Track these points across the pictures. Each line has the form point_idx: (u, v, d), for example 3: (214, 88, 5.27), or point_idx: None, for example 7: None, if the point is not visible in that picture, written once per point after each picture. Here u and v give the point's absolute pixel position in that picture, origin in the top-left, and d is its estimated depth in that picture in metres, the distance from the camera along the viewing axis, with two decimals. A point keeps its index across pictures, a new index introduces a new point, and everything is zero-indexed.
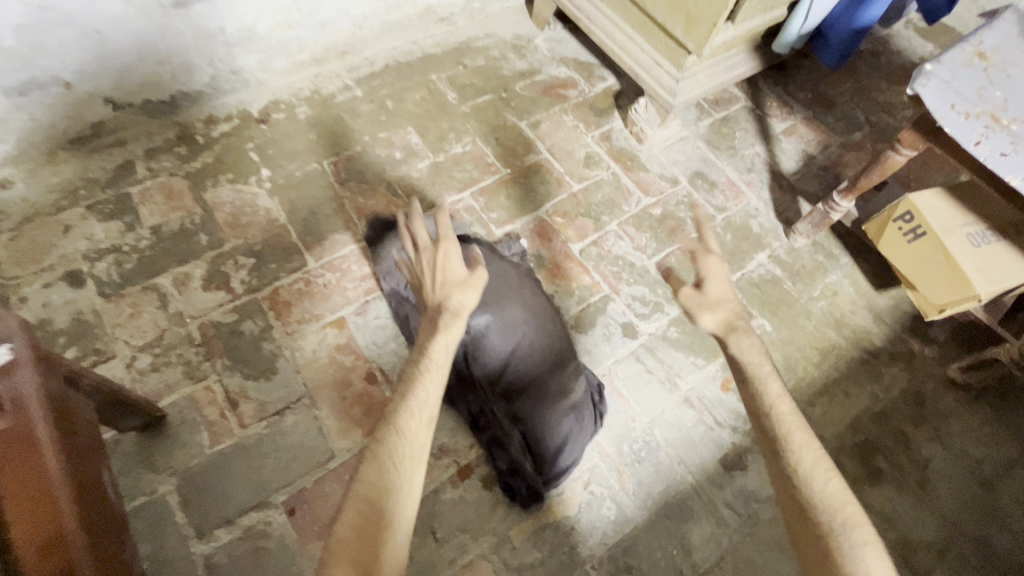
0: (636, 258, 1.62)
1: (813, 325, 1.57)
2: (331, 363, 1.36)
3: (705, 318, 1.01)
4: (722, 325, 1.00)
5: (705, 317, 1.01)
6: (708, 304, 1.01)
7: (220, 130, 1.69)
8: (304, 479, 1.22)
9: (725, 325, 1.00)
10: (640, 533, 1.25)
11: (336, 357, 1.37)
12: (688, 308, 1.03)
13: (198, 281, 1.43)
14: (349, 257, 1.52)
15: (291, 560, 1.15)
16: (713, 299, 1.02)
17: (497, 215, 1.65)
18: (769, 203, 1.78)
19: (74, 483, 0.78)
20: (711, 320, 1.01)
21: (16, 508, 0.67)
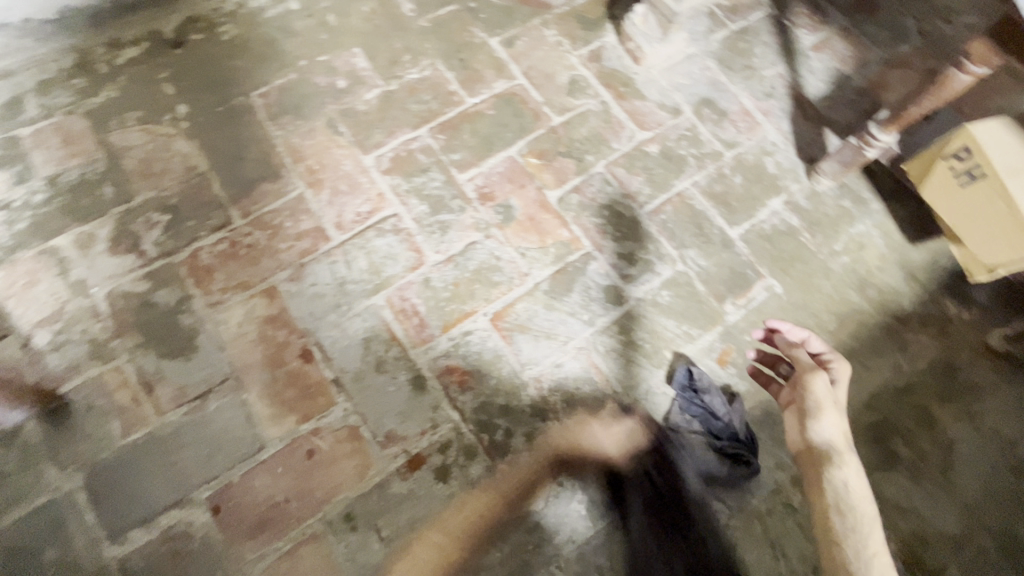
0: (626, 207, 1.37)
1: (832, 286, 1.34)
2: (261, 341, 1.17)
3: (827, 419, 0.93)
4: (841, 436, 0.92)
5: (827, 418, 0.93)
6: (837, 406, 0.95)
7: (125, 56, 1.41)
8: (229, 474, 1.08)
9: (843, 435, 0.92)
10: (613, 530, 1.10)
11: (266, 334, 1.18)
12: (816, 399, 0.96)
13: (104, 243, 1.22)
14: (282, 211, 1.28)
15: (215, 565, 1.02)
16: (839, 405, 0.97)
17: (460, 156, 1.38)
18: (789, 136, 1.48)
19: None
20: (834, 422, 0.93)
21: None
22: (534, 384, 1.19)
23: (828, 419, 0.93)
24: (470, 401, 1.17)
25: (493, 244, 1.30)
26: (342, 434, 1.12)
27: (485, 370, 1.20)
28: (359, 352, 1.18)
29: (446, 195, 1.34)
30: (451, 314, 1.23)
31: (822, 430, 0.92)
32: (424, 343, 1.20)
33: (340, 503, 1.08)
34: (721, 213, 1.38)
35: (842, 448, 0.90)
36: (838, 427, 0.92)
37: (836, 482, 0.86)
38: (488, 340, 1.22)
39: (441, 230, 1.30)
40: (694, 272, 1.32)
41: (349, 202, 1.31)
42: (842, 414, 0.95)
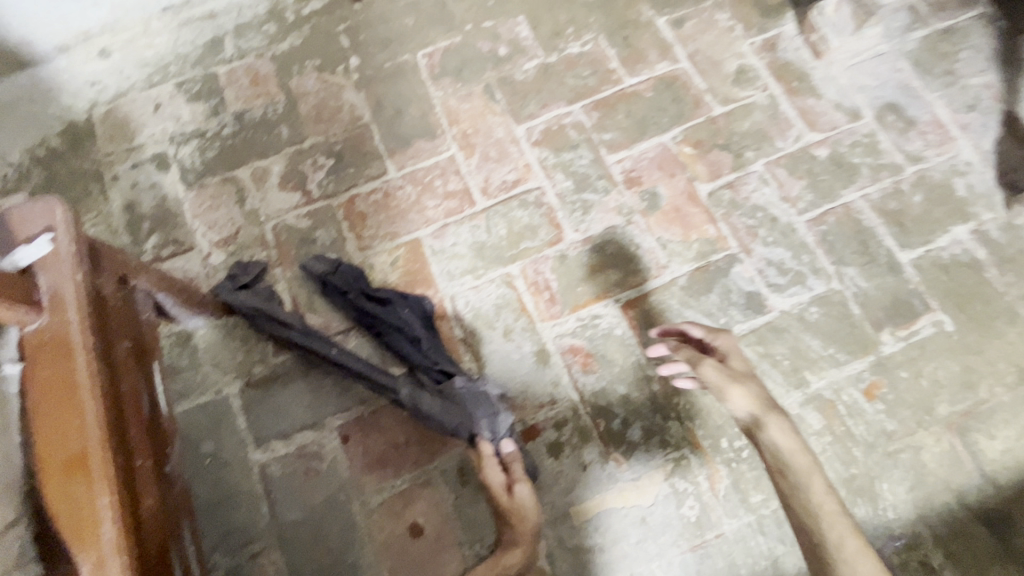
0: (782, 211, 1.27)
1: (1016, 333, 1.17)
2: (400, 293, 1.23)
3: (734, 395, 1.03)
4: (755, 404, 1.02)
5: (736, 397, 1.03)
6: (738, 380, 1.05)
7: (311, 7, 1.50)
8: (361, 407, 1.16)
9: (756, 402, 1.03)
10: (721, 542, 1.06)
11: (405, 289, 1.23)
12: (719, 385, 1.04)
13: (276, 179, 1.34)
14: (433, 169, 1.33)
15: (340, 488, 1.11)
16: (743, 376, 1.06)
17: (611, 137, 1.34)
18: (990, 157, 1.30)
19: (121, 424, 0.72)
20: (742, 397, 1.03)
21: (40, 420, 0.66)
22: (659, 379, 1.16)
23: (734, 396, 1.03)
24: (591, 383, 1.16)
25: (635, 231, 1.27)
26: None
27: (610, 356, 1.18)
28: (490, 317, 1.21)
29: (593, 173, 1.31)
30: (583, 294, 1.22)
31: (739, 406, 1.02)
32: (552, 319, 1.21)
33: (455, 456, 1.12)
34: (892, 232, 1.25)
35: (761, 413, 1.02)
36: (748, 397, 1.03)
37: (772, 447, 0.99)
38: (616, 327, 1.20)
39: (582, 209, 1.29)
40: (851, 292, 1.20)
41: (496, 169, 1.33)
42: (743, 380, 1.05)
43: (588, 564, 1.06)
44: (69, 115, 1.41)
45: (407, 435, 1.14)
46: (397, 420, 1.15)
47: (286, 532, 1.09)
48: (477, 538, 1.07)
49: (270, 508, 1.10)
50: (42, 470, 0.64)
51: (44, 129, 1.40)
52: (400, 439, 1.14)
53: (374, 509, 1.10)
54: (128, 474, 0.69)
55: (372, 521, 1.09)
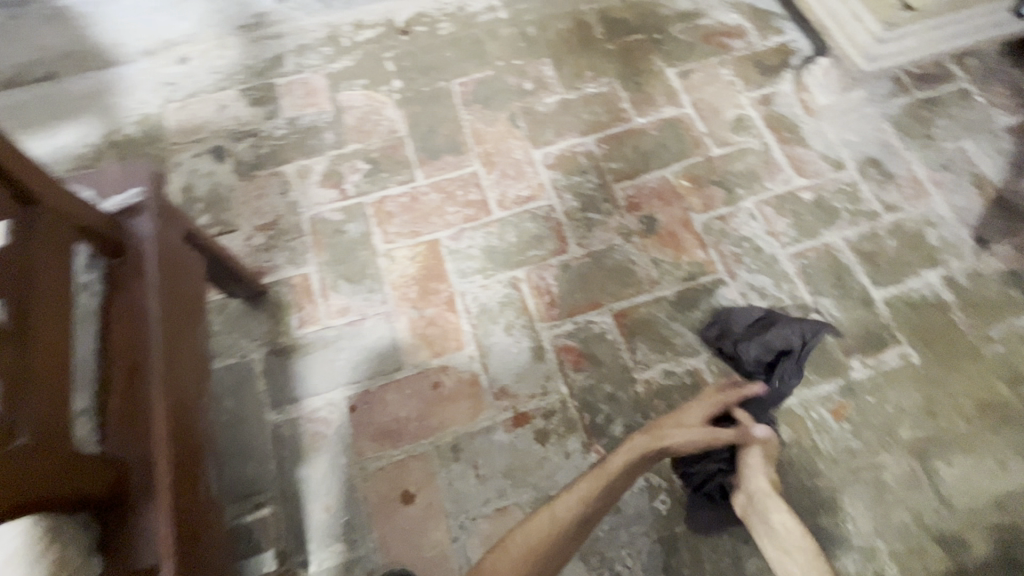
0: (766, 243, 1.40)
1: (978, 372, 1.26)
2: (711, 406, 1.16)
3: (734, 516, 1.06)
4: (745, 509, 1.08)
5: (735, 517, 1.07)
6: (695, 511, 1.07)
7: (365, 37, 1.72)
8: (369, 382, 1.28)
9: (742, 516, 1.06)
10: (691, 536, 1.14)
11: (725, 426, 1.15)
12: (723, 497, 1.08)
13: (318, 177, 1.51)
14: (456, 181, 1.50)
15: (342, 451, 1.22)
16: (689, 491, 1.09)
17: (618, 166, 1.51)
18: (960, 212, 1.42)
19: (170, 348, 0.86)
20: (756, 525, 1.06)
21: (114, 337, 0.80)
22: (643, 383, 1.27)
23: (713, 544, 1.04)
24: (580, 379, 1.27)
25: (632, 249, 1.40)
26: (464, 376, 1.28)
27: (599, 357, 1.29)
28: (494, 313, 1.34)
29: (598, 196, 1.47)
30: (580, 301, 1.35)
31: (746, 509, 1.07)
32: (550, 320, 1.33)
33: (450, 434, 1.23)
34: (866, 271, 1.37)
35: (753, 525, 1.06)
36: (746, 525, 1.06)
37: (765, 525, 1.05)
38: (607, 332, 1.32)
39: (586, 226, 1.43)
40: (825, 320, 1.32)
41: (513, 185, 1.49)
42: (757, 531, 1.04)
43: None
44: (145, 109, 1.61)
45: (407, 412, 1.25)
46: (399, 398, 1.26)
47: (290, 488, 1.19)
48: (462, 510, 1.16)
49: (278, 464, 1.21)
50: (110, 371, 0.77)
51: (122, 118, 1.60)
52: (399, 414, 1.25)
53: (371, 474, 1.20)
54: (170, 388, 0.82)
55: (368, 485, 1.19)
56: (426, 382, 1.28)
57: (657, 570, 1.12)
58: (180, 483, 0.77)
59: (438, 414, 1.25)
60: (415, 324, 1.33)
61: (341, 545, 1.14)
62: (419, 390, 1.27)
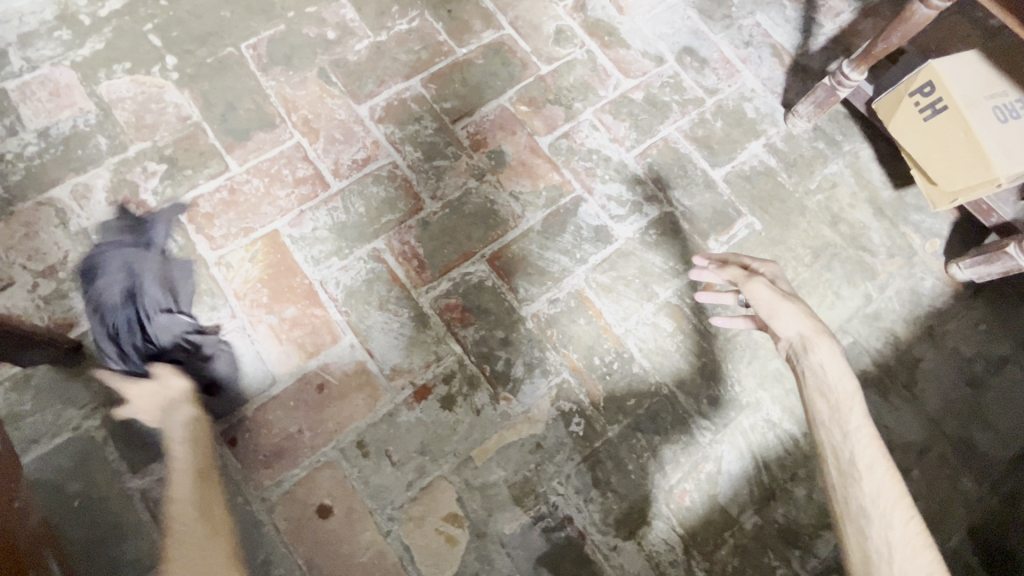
0: (613, 151, 1.42)
1: (807, 222, 1.41)
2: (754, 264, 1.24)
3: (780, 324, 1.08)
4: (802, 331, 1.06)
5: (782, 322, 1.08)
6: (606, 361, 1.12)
7: (109, 8, 1.38)
8: (243, 409, 1.13)
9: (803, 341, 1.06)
10: (609, 446, 1.18)
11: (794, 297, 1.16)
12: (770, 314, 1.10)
13: (103, 194, 1.24)
14: (278, 160, 1.31)
15: (234, 492, 1.08)
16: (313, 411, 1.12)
17: (452, 105, 1.41)
18: (767, 82, 1.54)
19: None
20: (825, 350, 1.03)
21: None
22: (532, 318, 1.26)
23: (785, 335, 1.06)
24: (470, 334, 1.23)
25: (488, 188, 1.35)
26: (349, 368, 1.18)
27: (483, 307, 1.25)
28: (364, 292, 1.23)
29: (440, 141, 1.37)
30: (450, 256, 1.28)
31: (788, 326, 1.08)
32: (424, 284, 1.26)
33: (352, 431, 1.14)
34: (704, 156, 1.45)
35: (811, 336, 1.05)
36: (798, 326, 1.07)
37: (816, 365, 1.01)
38: (485, 279, 1.27)
39: (436, 176, 1.34)
40: (679, 211, 1.39)
41: (344, 150, 1.34)
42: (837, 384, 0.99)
43: (495, 497, 1.12)
44: None
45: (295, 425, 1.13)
46: (283, 415, 1.14)
47: None
48: (386, 502, 1.10)
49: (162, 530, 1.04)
50: None
51: None
52: (288, 432, 1.13)
53: (276, 503, 1.08)
54: None
55: (276, 515, 1.08)
56: (308, 388, 1.16)
57: (587, 487, 1.15)
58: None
59: (331, 416, 1.14)
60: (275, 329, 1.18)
61: None
62: (301, 399, 1.15)
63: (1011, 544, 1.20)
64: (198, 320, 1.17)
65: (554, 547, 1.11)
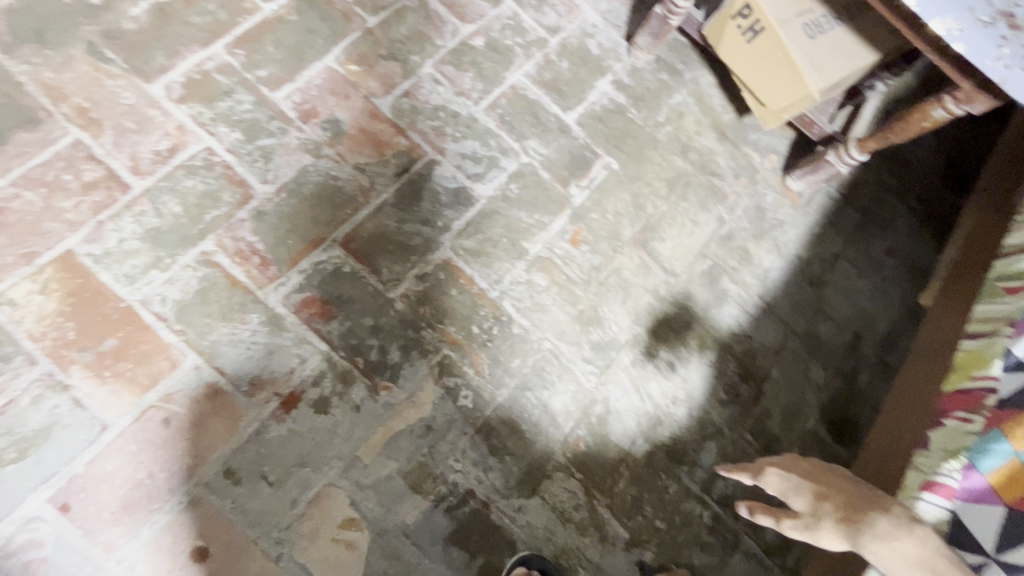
0: (460, 106, 1.33)
1: (660, 155, 1.45)
2: (751, 469, 0.90)
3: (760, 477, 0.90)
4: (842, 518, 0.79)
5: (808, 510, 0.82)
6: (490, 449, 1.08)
7: None
8: (72, 466, 0.96)
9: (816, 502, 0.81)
10: (502, 412, 1.17)
11: (823, 490, 0.82)
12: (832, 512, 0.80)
13: None
14: (54, 163, 1.07)
15: (81, 563, 0.93)
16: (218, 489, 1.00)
17: (268, 72, 1.23)
18: (606, 15, 1.51)
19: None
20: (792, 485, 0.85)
21: None
22: (401, 298, 1.18)
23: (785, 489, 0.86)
24: (336, 327, 1.13)
25: (328, 164, 1.21)
26: (199, 393, 1.04)
27: (346, 295, 1.15)
28: (201, 305, 1.08)
29: (261, 117, 1.20)
30: (297, 246, 1.15)
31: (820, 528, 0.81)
32: (272, 282, 1.12)
33: (216, 460, 1.02)
34: (554, 100, 1.41)
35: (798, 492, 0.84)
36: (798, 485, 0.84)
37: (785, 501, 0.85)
38: (342, 266, 1.17)
39: (264, 157, 1.18)
40: (537, 161, 1.35)
41: (141, 141, 1.12)
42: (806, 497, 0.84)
43: (391, 490, 1.08)
44: None
45: (144, 472, 0.98)
46: (127, 465, 0.98)
47: None
48: (271, 525, 1.01)
49: None
50: None
51: None
52: (137, 481, 0.98)
53: (138, 560, 0.95)
54: None
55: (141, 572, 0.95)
56: (151, 426, 1.00)
57: (485, 457, 1.14)
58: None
59: (187, 451, 1.01)
60: (94, 368, 1.00)
61: None
62: (145, 439, 1.00)
63: (856, 417, 1.38)
64: None
65: (461, 524, 1.10)
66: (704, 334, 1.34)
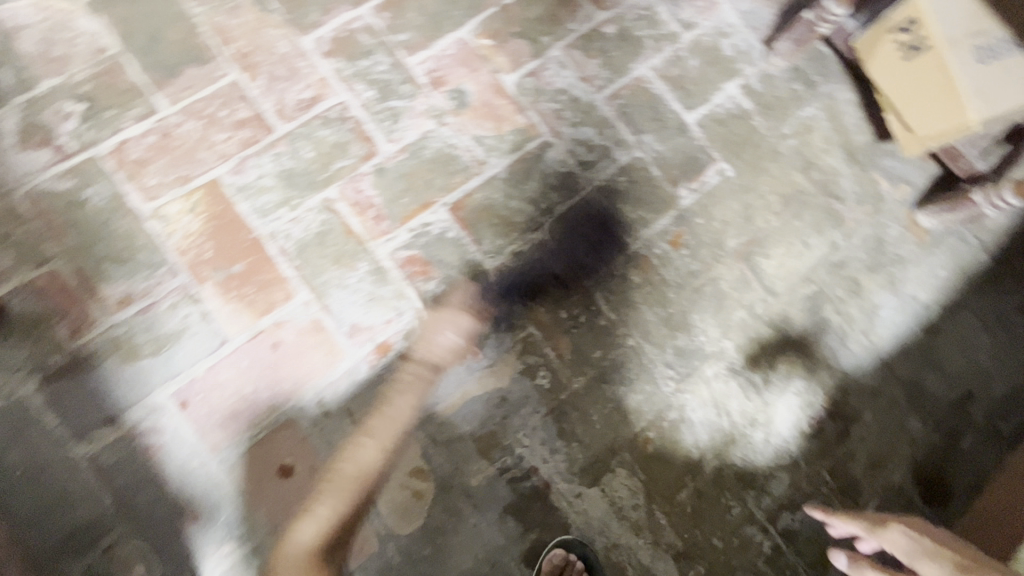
0: (582, 91, 1.33)
1: (779, 169, 1.38)
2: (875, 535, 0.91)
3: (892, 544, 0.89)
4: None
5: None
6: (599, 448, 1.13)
7: None
8: (194, 370, 1.07)
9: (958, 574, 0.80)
10: (577, 399, 1.18)
11: (966, 562, 0.81)
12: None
13: (13, 137, 1.10)
14: (214, 99, 1.18)
15: (190, 456, 1.04)
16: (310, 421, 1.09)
17: (407, 37, 1.28)
18: (745, 15, 1.44)
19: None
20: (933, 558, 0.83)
21: None
22: (497, 272, 1.21)
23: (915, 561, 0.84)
24: (433, 289, 1.18)
25: (450, 132, 1.26)
26: (306, 326, 1.13)
27: (447, 260, 1.20)
28: (318, 246, 1.16)
29: (395, 79, 1.26)
30: (409, 206, 1.21)
31: None
32: (383, 236, 1.19)
33: (312, 390, 1.10)
34: (677, 97, 1.37)
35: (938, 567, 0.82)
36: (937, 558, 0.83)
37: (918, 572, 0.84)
38: (447, 232, 1.21)
39: (392, 118, 1.24)
40: (650, 157, 1.33)
41: (288, 88, 1.21)
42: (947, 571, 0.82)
43: (461, 451, 1.12)
44: None
45: (250, 387, 1.08)
46: (237, 378, 1.08)
47: (143, 517, 1.01)
48: None
49: (116, 497, 1.01)
50: None
51: None
52: (244, 394, 1.08)
53: (236, 464, 1.06)
54: None
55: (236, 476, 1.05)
56: (261, 347, 1.10)
57: (553, 439, 1.16)
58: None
59: (288, 376, 1.10)
60: (222, 287, 1.11)
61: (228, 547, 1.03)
62: (255, 358, 1.10)
63: (951, 480, 1.27)
64: (137, 281, 1.08)
65: (521, 497, 1.13)
66: (796, 361, 1.28)
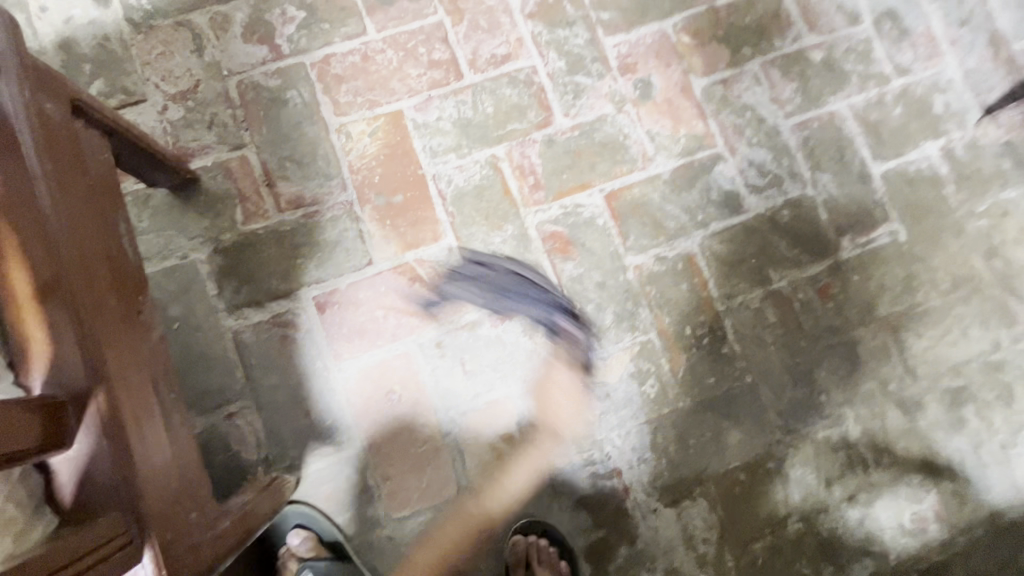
0: (769, 113, 1.27)
1: (959, 247, 1.26)
2: None
3: None
4: None
5: None
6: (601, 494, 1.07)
7: None
8: (338, 280, 1.15)
9: None
10: (677, 417, 1.16)
11: None
12: None
13: (240, 28, 1.19)
14: (417, 35, 1.23)
15: (315, 356, 1.12)
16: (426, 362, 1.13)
17: (610, 17, 1.27)
18: (970, 74, 1.31)
19: (80, 256, 0.69)
20: None
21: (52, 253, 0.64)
22: (633, 270, 1.20)
23: None
24: (569, 269, 1.19)
25: (626, 120, 1.24)
26: (443, 270, 1.17)
27: (589, 245, 1.20)
28: (474, 198, 1.19)
29: (587, 56, 1.25)
30: (567, 182, 1.21)
31: None
32: (536, 205, 1.20)
33: (433, 331, 1.15)
34: (868, 143, 1.28)
35: None
36: None
37: None
38: (597, 218, 1.21)
39: (574, 92, 1.24)
40: (821, 197, 1.25)
41: (486, 40, 1.24)
42: None
43: (553, 430, 1.14)
44: None
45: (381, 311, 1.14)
46: (372, 300, 1.14)
47: (264, 397, 1.10)
48: (450, 405, 1.13)
49: (246, 372, 1.11)
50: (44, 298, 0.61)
51: None
52: (373, 316, 1.14)
53: (351, 377, 1.12)
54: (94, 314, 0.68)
55: (348, 387, 1.12)
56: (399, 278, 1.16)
57: (644, 448, 1.15)
58: (140, 445, 0.67)
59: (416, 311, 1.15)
60: (380, 212, 1.17)
61: (327, 449, 1.10)
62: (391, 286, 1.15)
63: None
64: (310, 185, 1.16)
65: (598, 493, 1.13)
66: (916, 451, 1.19)
